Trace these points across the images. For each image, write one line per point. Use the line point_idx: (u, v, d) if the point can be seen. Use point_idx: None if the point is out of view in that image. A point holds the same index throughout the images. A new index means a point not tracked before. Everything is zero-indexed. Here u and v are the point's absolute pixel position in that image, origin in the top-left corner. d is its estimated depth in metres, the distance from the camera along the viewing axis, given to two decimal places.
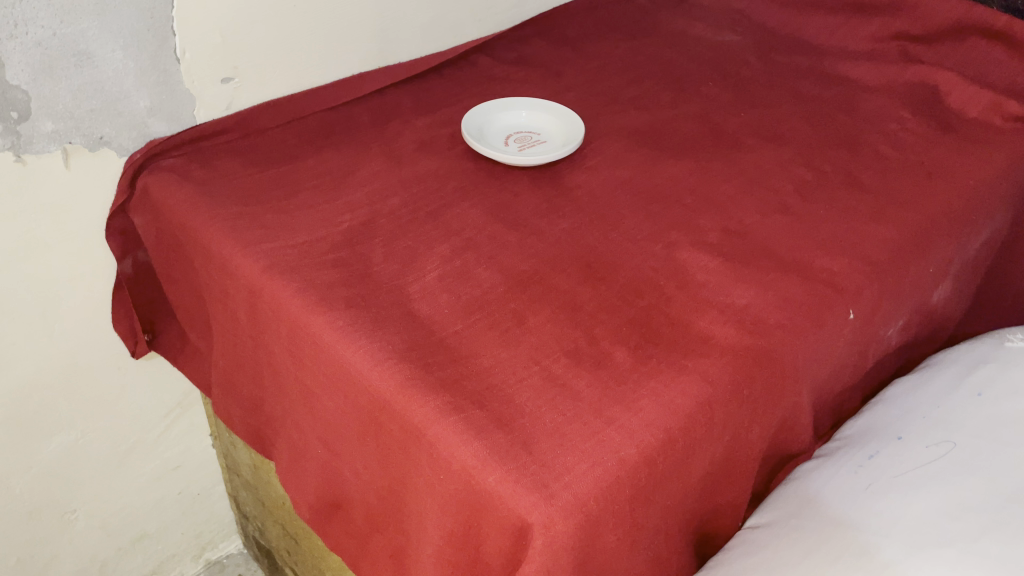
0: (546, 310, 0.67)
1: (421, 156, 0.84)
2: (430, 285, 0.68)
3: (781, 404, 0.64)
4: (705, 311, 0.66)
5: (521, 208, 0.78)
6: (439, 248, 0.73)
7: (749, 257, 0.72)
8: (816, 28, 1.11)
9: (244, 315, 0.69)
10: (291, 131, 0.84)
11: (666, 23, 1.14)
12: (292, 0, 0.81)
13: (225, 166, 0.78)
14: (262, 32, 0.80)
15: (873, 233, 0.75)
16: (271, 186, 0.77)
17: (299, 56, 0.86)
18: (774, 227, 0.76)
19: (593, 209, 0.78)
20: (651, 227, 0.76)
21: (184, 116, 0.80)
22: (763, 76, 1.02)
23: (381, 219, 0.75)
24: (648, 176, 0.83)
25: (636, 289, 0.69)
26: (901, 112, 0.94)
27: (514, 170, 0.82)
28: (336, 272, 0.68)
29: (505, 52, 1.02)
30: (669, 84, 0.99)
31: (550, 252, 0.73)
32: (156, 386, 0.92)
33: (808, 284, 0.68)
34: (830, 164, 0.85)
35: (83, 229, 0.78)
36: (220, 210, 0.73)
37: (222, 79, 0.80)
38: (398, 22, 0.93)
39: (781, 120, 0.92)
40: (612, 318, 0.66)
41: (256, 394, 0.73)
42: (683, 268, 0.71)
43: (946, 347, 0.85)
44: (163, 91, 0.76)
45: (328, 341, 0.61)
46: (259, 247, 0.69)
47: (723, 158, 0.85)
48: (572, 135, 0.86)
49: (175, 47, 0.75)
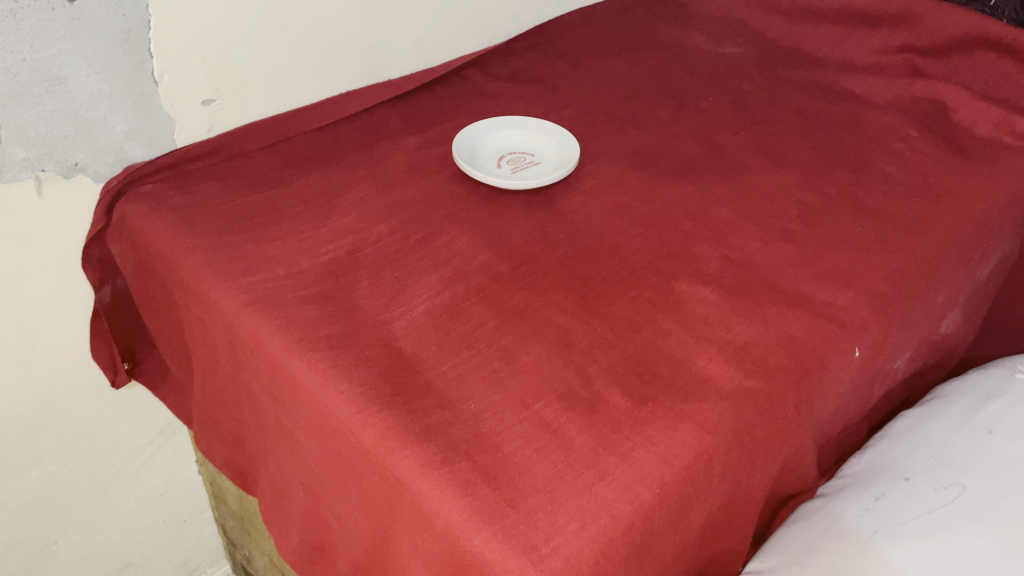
0: (539, 348, 0.64)
1: (410, 178, 0.81)
2: (417, 320, 0.66)
3: (783, 448, 0.62)
4: (704, 348, 0.63)
5: (513, 235, 0.75)
6: (427, 279, 0.70)
7: (750, 289, 0.69)
8: (819, 40, 1.08)
9: (224, 352, 0.67)
10: (276, 154, 0.81)
11: (665, 34, 1.11)
12: (276, 18, 0.78)
13: (206, 192, 0.75)
14: (245, 52, 0.77)
15: (880, 262, 0.72)
16: (253, 213, 0.74)
17: (284, 76, 0.82)
18: (777, 256, 0.73)
19: (589, 236, 0.75)
20: (648, 255, 0.73)
21: (163, 140, 0.77)
22: (764, 91, 0.99)
23: (368, 248, 0.72)
24: (645, 200, 0.80)
25: (632, 324, 0.66)
26: (907, 129, 0.91)
27: (507, 194, 0.80)
28: (319, 307, 0.65)
29: (499, 67, 0.99)
30: (667, 101, 0.96)
31: (543, 283, 0.70)
32: (138, 415, 0.89)
33: (812, 320, 0.65)
34: (835, 187, 0.82)
35: (59, 257, 0.75)
36: (200, 240, 0.70)
37: (202, 101, 0.77)
38: (388, 38, 0.90)
39: (783, 139, 0.89)
40: (607, 357, 0.63)
41: (237, 431, 0.70)
42: (681, 301, 0.68)
43: (954, 376, 0.82)
44: (141, 114, 0.73)
45: (310, 385, 0.59)
46: (240, 280, 0.66)
47: (723, 181, 0.82)
48: (567, 156, 0.83)
49: (152, 69, 0.72)
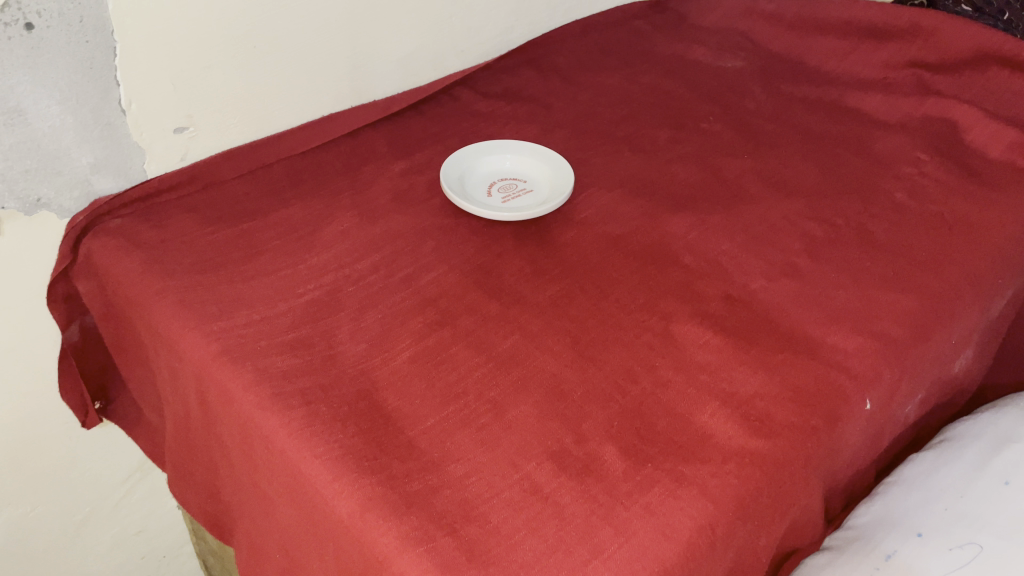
0: (529, 400, 0.60)
1: (396, 208, 0.77)
2: (400, 369, 0.62)
3: (791, 508, 0.58)
4: (705, 402, 0.60)
5: (504, 271, 0.71)
6: (412, 322, 0.66)
7: (754, 333, 0.65)
8: (825, 54, 1.03)
9: (195, 403, 0.63)
10: (253, 183, 0.77)
11: (664, 47, 1.07)
12: (252, 41, 0.74)
13: (179, 226, 0.71)
14: (219, 77, 0.73)
15: (890, 303, 0.68)
16: (228, 250, 0.70)
17: (262, 100, 0.78)
18: (782, 294, 0.69)
19: (584, 272, 0.71)
20: (646, 293, 0.69)
21: (132, 171, 0.72)
22: (768, 110, 0.95)
23: (349, 287, 0.68)
24: (643, 231, 0.76)
25: (630, 372, 0.62)
26: (918, 152, 0.87)
27: (498, 226, 0.76)
28: (295, 357, 0.61)
29: (490, 84, 0.95)
30: (666, 120, 0.92)
31: (535, 326, 0.66)
32: (113, 453, 0.86)
33: (820, 369, 0.62)
34: (842, 217, 0.78)
35: (23, 294, 0.71)
36: (170, 281, 0.66)
37: (175, 129, 0.73)
38: (374, 57, 0.85)
39: (787, 164, 0.85)
40: (602, 410, 0.59)
41: (211, 482, 0.66)
42: (681, 346, 0.64)
43: (966, 415, 0.78)
44: (108, 145, 0.69)
45: (284, 447, 0.55)
46: (211, 326, 0.62)
47: (725, 210, 0.79)
48: (561, 184, 0.79)
49: (120, 98, 0.68)
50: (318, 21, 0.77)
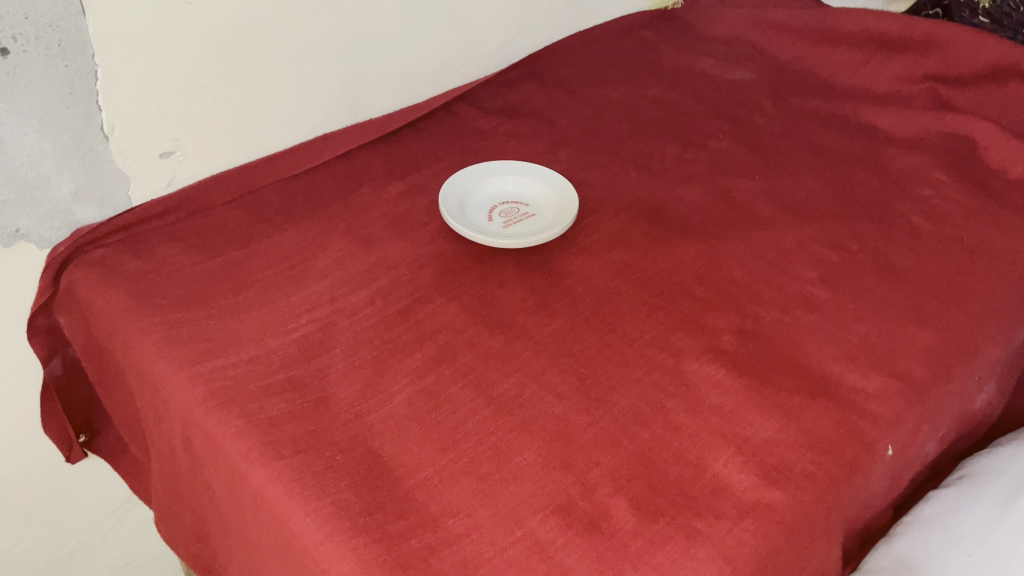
0: (533, 445, 0.57)
1: (392, 235, 0.74)
2: (397, 412, 0.58)
3: (810, 564, 0.55)
4: (718, 449, 0.57)
5: (505, 302, 0.68)
6: (409, 359, 0.63)
7: (767, 372, 0.62)
8: (836, 66, 1.00)
9: (181, 448, 0.60)
10: (243, 208, 0.74)
11: (670, 58, 1.03)
12: (242, 61, 0.70)
13: (166, 255, 0.68)
14: (207, 99, 0.70)
15: (910, 338, 0.65)
16: (217, 281, 0.67)
17: (253, 122, 0.75)
18: (797, 328, 0.66)
19: (588, 304, 0.68)
20: (654, 327, 0.66)
21: (116, 199, 0.69)
22: (778, 125, 0.92)
23: (343, 322, 0.65)
24: (651, 259, 0.72)
25: (638, 415, 0.59)
26: (935, 171, 0.83)
27: (499, 253, 0.72)
28: (286, 400, 0.58)
29: (490, 99, 0.92)
30: (673, 137, 0.89)
31: (538, 363, 0.63)
32: (99, 485, 0.83)
33: (838, 413, 0.59)
34: (857, 242, 0.75)
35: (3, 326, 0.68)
36: (155, 316, 0.63)
37: (161, 154, 0.69)
38: (370, 74, 0.82)
39: (799, 184, 0.82)
40: (609, 458, 0.56)
41: (198, 527, 0.63)
42: (691, 385, 0.61)
43: (986, 448, 0.75)
44: (90, 172, 0.66)
45: (274, 502, 0.52)
46: (198, 366, 0.59)
47: (736, 236, 0.75)
48: (565, 209, 0.76)
49: (102, 123, 0.64)
50: (310, 39, 0.74)
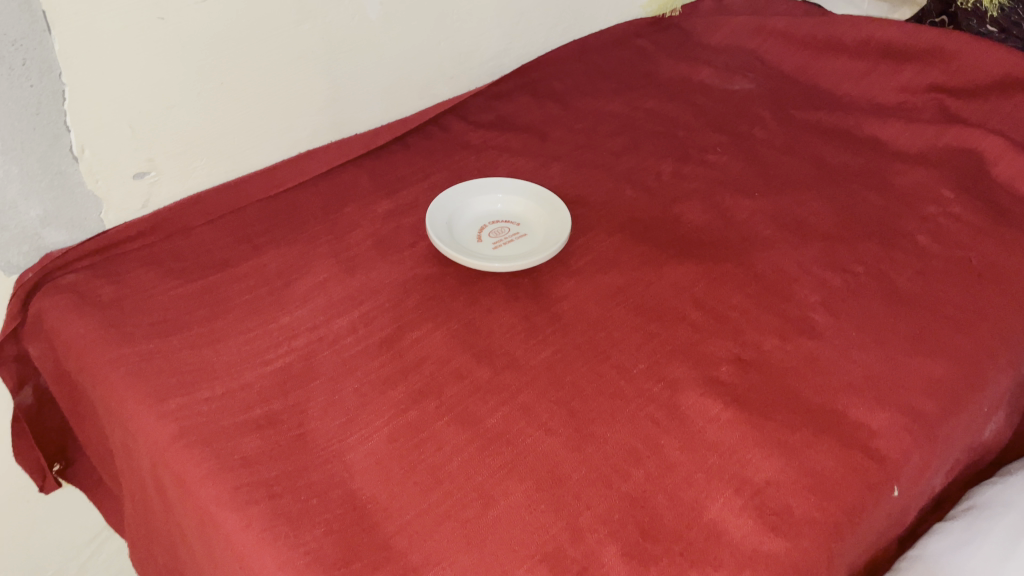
0: (520, 486, 0.54)
1: (377, 256, 0.71)
2: (377, 449, 0.55)
3: None
4: (715, 490, 0.54)
5: (494, 329, 0.65)
6: (392, 391, 0.60)
7: (767, 405, 0.59)
8: (839, 76, 0.97)
9: (152, 487, 0.57)
10: (222, 229, 0.71)
11: (667, 68, 1.00)
12: (219, 77, 0.67)
13: (139, 280, 0.65)
14: (183, 117, 0.67)
15: (917, 369, 0.62)
16: (192, 307, 0.64)
17: (232, 140, 0.72)
18: (798, 357, 0.63)
19: (580, 331, 0.65)
20: (649, 355, 0.63)
21: (87, 221, 0.66)
22: (779, 139, 0.89)
23: (324, 351, 0.62)
24: (646, 283, 0.70)
25: (632, 452, 0.56)
26: (942, 188, 0.80)
27: (487, 276, 0.70)
28: (261, 438, 0.55)
29: (482, 113, 0.89)
30: (670, 151, 0.86)
31: (527, 395, 0.60)
32: (73, 513, 0.80)
33: (842, 451, 0.56)
34: (861, 264, 0.72)
35: None
36: (126, 347, 0.60)
37: (134, 175, 0.67)
38: (355, 87, 0.79)
39: (801, 202, 0.79)
40: (601, 499, 0.53)
41: (172, 567, 0.60)
42: (687, 420, 0.58)
43: (994, 477, 0.72)
44: (59, 195, 0.63)
45: (247, 551, 0.49)
46: (169, 401, 0.57)
47: (734, 258, 0.72)
48: (557, 229, 0.73)
49: (71, 144, 0.62)
50: (292, 53, 0.71)
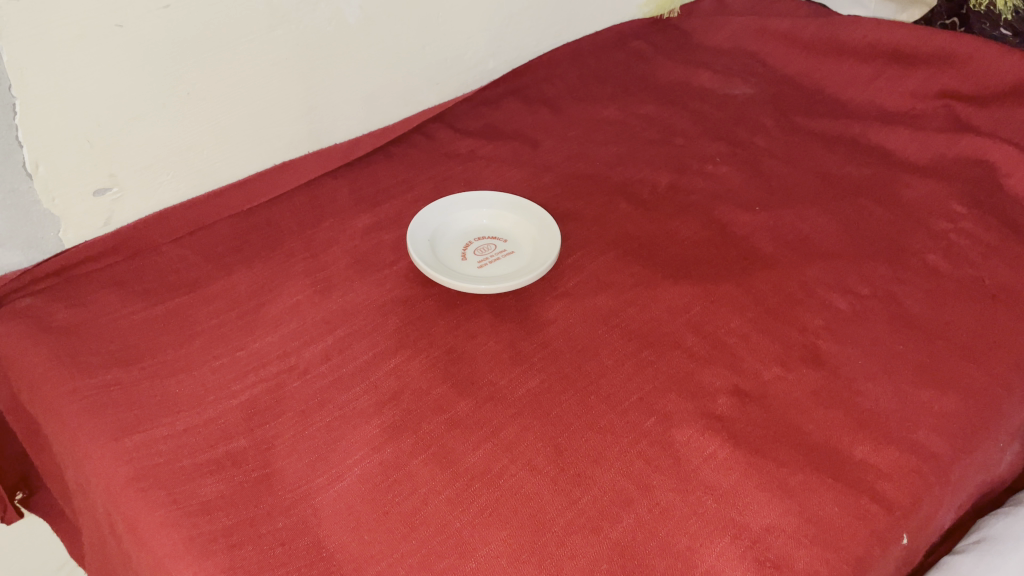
0: (502, 533, 0.50)
1: (355, 276, 0.67)
2: (348, 491, 0.52)
3: None
4: (710, 539, 0.50)
5: (477, 356, 0.61)
6: (366, 425, 0.56)
7: (766, 443, 0.55)
8: (844, 80, 0.93)
9: (108, 532, 0.53)
10: (190, 246, 0.68)
11: (665, 71, 0.96)
12: (185, 87, 0.63)
13: (99, 302, 0.62)
14: (148, 130, 0.63)
15: (926, 403, 0.59)
16: (155, 334, 0.60)
17: (201, 153, 0.68)
18: (799, 389, 0.59)
19: (569, 358, 0.61)
20: (641, 385, 0.59)
21: (45, 241, 0.63)
22: (780, 148, 0.85)
23: (294, 382, 0.58)
24: (639, 305, 0.66)
25: (622, 494, 0.52)
26: (953, 203, 0.76)
27: (472, 298, 0.66)
28: (224, 481, 0.51)
29: (470, 120, 0.85)
30: (667, 161, 0.82)
31: (511, 429, 0.56)
32: (32, 535, 0.76)
33: (846, 496, 0.53)
34: (867, 285, 0.68)
35: None
36: (82, 379, 0.56)
37: (95, 192, 0.63)
38: (334, 95, 0.75)
39: (803, 216, 0.75)
40: (588, 548, 0.49)
41: None
42: (682, 458, 0.54)
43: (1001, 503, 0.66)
44: (13, 215, 0.60)
45: None
46: (127, 440, 0.53)
47: (733, 278, 0.68)
48: (545, 246, 0.69)
49: (24, 160, 0.58)
50: (264, 61, 0.67)
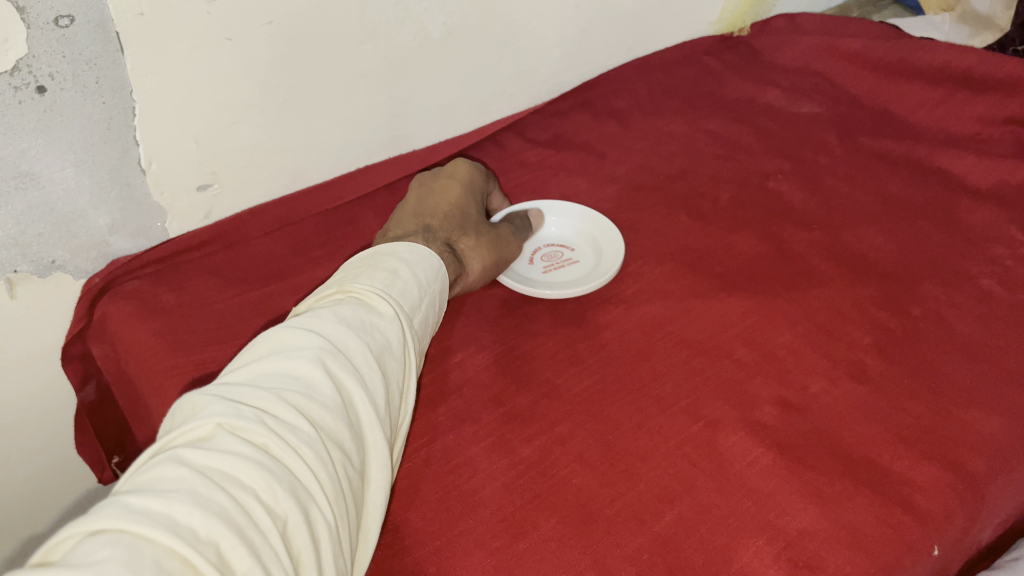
0: (553, 519, 0.54)
1: None
2: (413, 471, 0.56)
3: None
4: (747, 537, 0.53)
5: (536, 355, 0.65)
6: (432, 413, 0.60)
7: (808, 452, 0.58)
8: (911, 102, 0.94)
9: None
10: (280, 240, 0.75)
11: (732, 88, 0.99)
12: (283, 95, 0.69)
13: (197, 286, 0.69)
14: (247, 133, 0.70)
15: (969, 424, 0.61)
16: (248, 317, 0.66)
17: (293, 156, 0.75)
18: (843, 403, 0.62)
19: (623, 361, 0.65)
20: (690, 391, 0.63)
21: (152, 230, 0.71)
22: (842, 167, 0.87)
23: None
24: (693, 315, 0.69)
25: (666, 491, 0.56)
26: (1012, 229, 0.78)
27: (534, 301, 0.70)
28: None
29: (539, 131, 0.90)
30: (729, 176, 0.85)
31: (565, 424, 0.60)
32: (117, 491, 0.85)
33: (882, 507, 0.55)
34: (919, 305, 0.70)
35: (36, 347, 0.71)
36: (182, 356, 0.62)
37: (198, 187, 0.70)
38: (415, 105, 0.81)
39: (860, 236, 0.77)
40: (631, 539, 0.53)
41: None
42: (726, 461, 0.58)
43: None
44: (126, 206, 0.67)
45: None
46: None
47: (787, 294, 0.71)
48: (609, 255, 0.74)
49: (140, 157, 0.65)
50: (355, 73, 0.73)
